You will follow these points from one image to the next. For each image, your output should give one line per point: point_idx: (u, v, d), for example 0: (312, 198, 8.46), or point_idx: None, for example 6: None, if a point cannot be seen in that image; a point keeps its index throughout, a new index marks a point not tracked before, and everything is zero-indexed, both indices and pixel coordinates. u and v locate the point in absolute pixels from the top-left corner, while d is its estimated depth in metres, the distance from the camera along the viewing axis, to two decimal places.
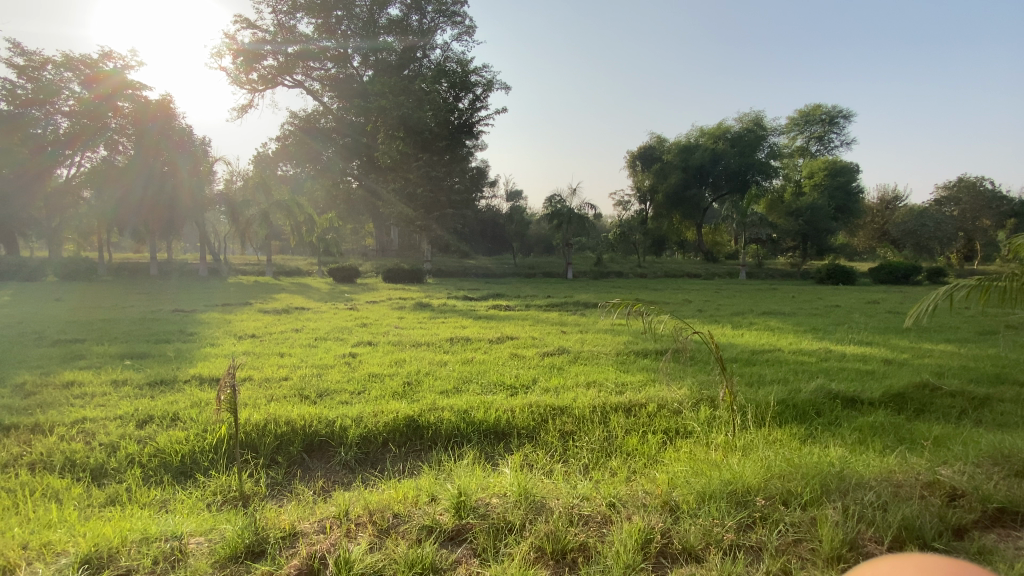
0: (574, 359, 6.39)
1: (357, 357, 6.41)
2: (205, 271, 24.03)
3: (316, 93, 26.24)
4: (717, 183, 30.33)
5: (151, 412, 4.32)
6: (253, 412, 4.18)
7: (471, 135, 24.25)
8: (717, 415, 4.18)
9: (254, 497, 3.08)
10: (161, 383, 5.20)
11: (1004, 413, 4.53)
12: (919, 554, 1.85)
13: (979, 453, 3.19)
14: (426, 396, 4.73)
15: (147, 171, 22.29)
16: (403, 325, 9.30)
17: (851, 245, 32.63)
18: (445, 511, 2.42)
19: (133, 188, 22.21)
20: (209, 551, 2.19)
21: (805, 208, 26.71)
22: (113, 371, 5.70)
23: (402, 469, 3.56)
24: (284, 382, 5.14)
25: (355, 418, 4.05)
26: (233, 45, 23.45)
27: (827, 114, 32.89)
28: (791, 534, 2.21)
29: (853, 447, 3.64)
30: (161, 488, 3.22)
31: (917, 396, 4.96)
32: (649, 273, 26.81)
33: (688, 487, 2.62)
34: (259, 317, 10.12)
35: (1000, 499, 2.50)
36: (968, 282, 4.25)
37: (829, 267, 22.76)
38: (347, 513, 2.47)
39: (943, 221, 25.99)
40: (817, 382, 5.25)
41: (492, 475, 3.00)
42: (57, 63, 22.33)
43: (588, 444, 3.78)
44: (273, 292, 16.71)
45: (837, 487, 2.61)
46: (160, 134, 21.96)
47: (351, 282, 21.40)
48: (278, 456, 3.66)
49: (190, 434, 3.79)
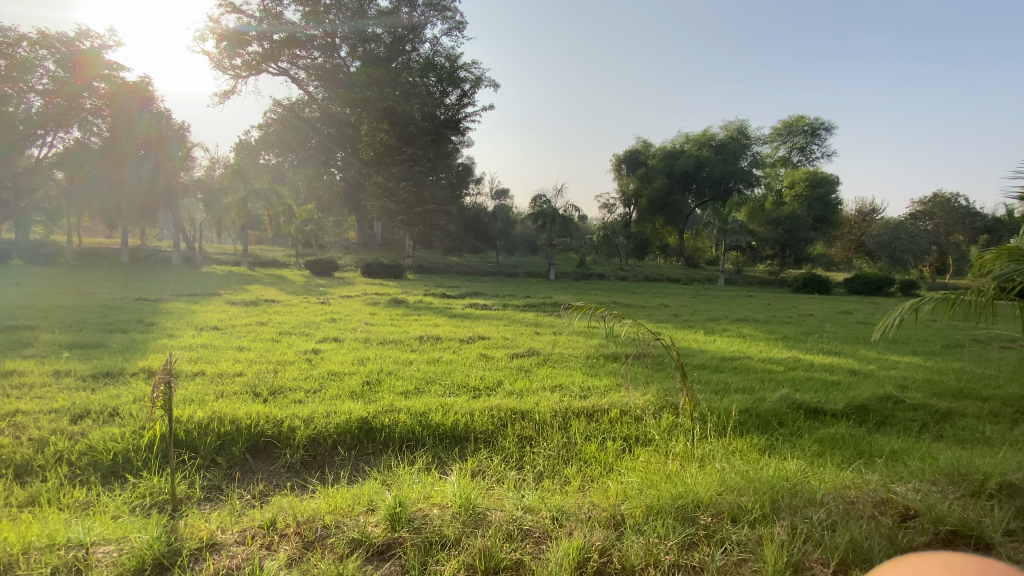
0: (543, 361, 6.29)
1: (319, 354, 6.21)
2: (179, 259, 23.41)
3: (302, 82, 25.73)
4: (700, 189, 30.66)
5: (89, 407, 4.07)
6: (198, 409, 3.97)
7: (457, 131, 24.01)
8: (678, 423, 4.11)
9: (186, 501, 2.88)
10: (107, 376, 4.94)
11: (964, 429, 4.56)
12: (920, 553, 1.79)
13: (937, 470, 3.16)
14: (385, 397, 4.57)
15: (137, 159, 21.93)
16: (374, 321, 9.10)
17: (829, 255, 33.23)
18: (379, 521, 2.28)
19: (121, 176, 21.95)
20: (114, 561, 2.02)
21: (784, 217, 27.19)
22: (58, 362, 5.39)
23: (349, 475, 3.40)
24: (237, 379, 4.93)
25: (306, 418, 3.88)
26: (218, 28, 22.88)
27: (809, 125, 33.38)
28: (736, 554, 2.13)
29: (812, 459, 3.61)
30: (87, 489, 3.00)
31: (879, 408, 4.97)
32: (631, 277, 26.89)
33: (637, 500, 2.53)
34: (225, 308, 9.81)
35: (953, 521, 2.44)
36: (933, 296, 4.24)
37: (806, 276, 23.12)
38: (274, 523, 2.32)
39: (917, 235, 26.60)
40: (782, 392, 5.22)
41: (436, 484, 2.87)
42: (32, 40, 21.25)
43: (545, 451, 3.67)
44: (247, 283, 16.34)
45: (788, 504, 2.54)
46: (151, 122, 21.38)
47: (329, 275, 21.02)
48: (218, 456, 3.47)
49: (127, 431, 3.56)
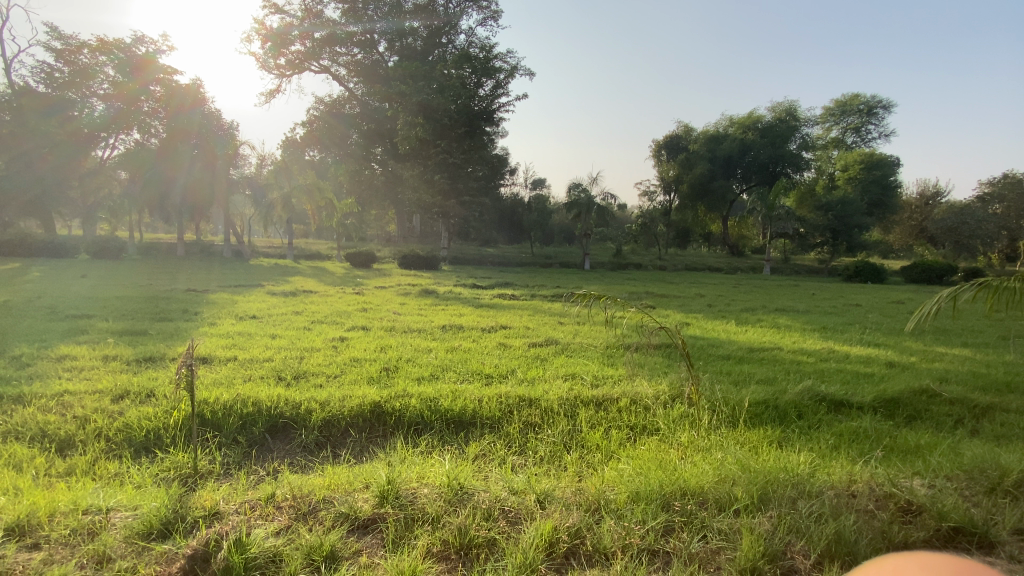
0: (561, 351, 6.30)
1: (345, 342, 6.47)
2: (229, 253, 24.64)
3: (342, 79, 26.31)
4: (745, 174, 29.42)
5: (128, 388, 4.41)
6: (223, 391, 4.24)
7: (492, 122, 24.04)
8: (688, 414, 4.05)
9: (205, 476, 3.11)
10: (149, 361, 5.34)
11: (1004, 424, 4.27)
12: (910, 549, 1.75)
13: (958, 466, 2.99)
14: (399, 383, 4.74)
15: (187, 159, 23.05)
16: (402, 311, 9.31)
17: (886, 242, 31.34)
18: (369, 498, 2.40)
19: (181, 176, 23.08)
20: (125, 525, 2.22)
21: (835, 203, 25.81)
22: (107, 347, 5.85)
23: (357, 456, 3.56)
24: (265, 363, 5.22)
25: (323, 401, 4.07)
26: (262, 29, 23.70)
27: (865, 104, 31.46)
28: (714, 543, 2.12)
29: (826, 452, 3.48)
30: (120, 462, 3.27)
31: (911, 402, 4.71)
32: (670, 266, 26.23)
33: (626, 486, 2.54)
34: (265, 299, 10.28)
35: (957, 517, 2.33)
36: (970, 285, 3.95)
37: (858, 265, 21.94)
38: (273, 496, 2.49)
39: (985, 219, 24.68)
40: (806, 383, 5.03)
41: (432, 465, 2.95)
42: (92, 47, 22.70)
43: (549, 437, 3.71)
44: (289, 275, 17.04)
45: (782, 494, 2.48)
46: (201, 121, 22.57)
47: (367, 267, 21.60)
48: (240, 435, 3.69)
49: (158, 411, 3.83)
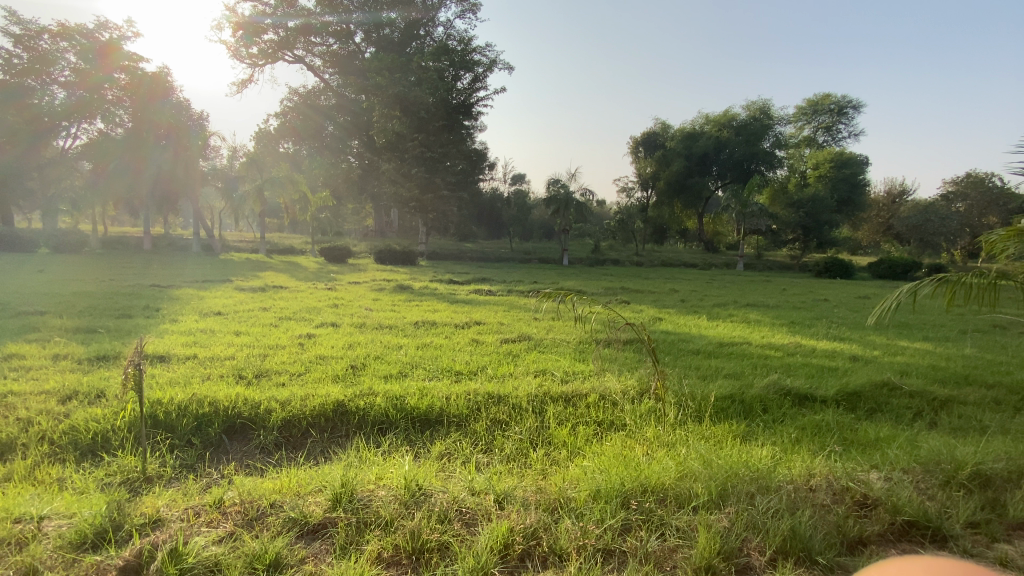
0: (533, 346, 6.28)
1: (313, 339, 6.31)
2: (198, 247, 23.99)
3: (317, 70, 25.77)
4: (721, 171, 29.84)
5: (77, 388, 4.21)
6: (179, 391, 4.08)
7: (470, 116, 23.84)
8: (655, 409, 4.05)
9: (155, 480, 2.97)
10: (104, 359, 5.12)
11: (961, 417, 4.39)
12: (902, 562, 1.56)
13: (914, 459, 3.04)
14: (365, 380, 4.63)
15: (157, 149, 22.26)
16: (375, 307, 9.16)
17: (855, 239, 32.19)
18: (322, 502, 2.31)
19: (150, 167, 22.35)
20: (58, 535, 2.10)
21: (806, 200, 26.39)
22: (59, 345, 5.59)
23: (318, 457, 3.46)
24: (225, 361, 5.05)
25: (284, 401, 3.94)
26: (234, 17, 23.00)
27: (835, 104, 32.13)
28: (671, 541, 2.10)
29: (790, 446, 3.52)
30: (64, 466, 3.11)
31: (873, 395, 4.81)
32: (647, 262, 26.51)
33: (588, 483, 2.51)
34: (233, 294, 10.00)
35: (911, 511, 2.36)
36: (930, 281, 4.00)
37: (828, 261, 22.50)
38: (221, 501, 2.38)
39: (949, 217, 25.55)
40: (772, 378, 5.09)
41: (392, 466, 2.86)
42: (54, 33, 21.69)
43: (516, 435, 3.66)
44: (261, 270, 16.67)
45: (742, 490, 2.48)
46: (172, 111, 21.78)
47: (342, 262, 21.26)
48: (194, 437, 3.55)
49: (108, 412, 3.66)
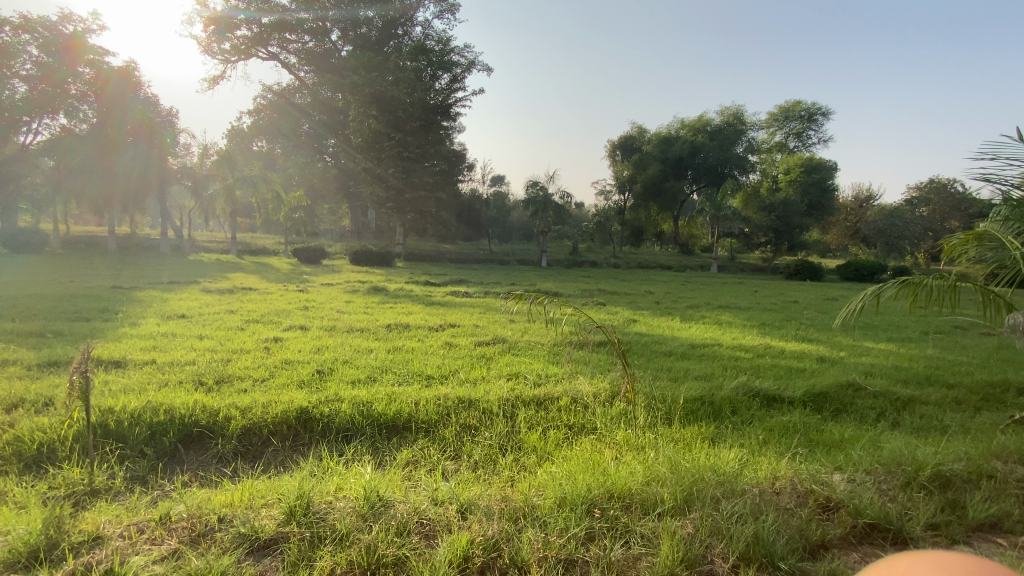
0: (506, 349, 6.22)
1: (280, 343, 6.13)
2: (167, 248, 23.29)
3: (292, 67, 25.32)
4: (695, 175, 30.35)
5: (23, 396, 3.99)
6: (133, 398, 3.89)
7: (448, 117, 23.74)
8: (626, 412, 4.04)
9: (102, 493, 2.81)
10: (54, 365, 4.87)
11: (923, 416, 4.50)
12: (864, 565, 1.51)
13: (876, 459, 3.08)
14: (332, 386, 4.51)
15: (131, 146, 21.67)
16: (348, 310, 8.98)
17: (824, 242, 33.15)
18: (276, 515, 2.21)
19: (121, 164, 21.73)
20: None
21: (778, 204, 27.06)
22: (8, 350, 5.30)
23: (279, 466, 3.34)
24: (185, 367, 4.86)
25: (245, 408, 3.80)
26: (206, 12, 22.42)
27: (806, 111, 33.00)
28: (636, 548, 2.08)
29: (758, 448, 3.54)
30: (4, 479, 2.93)
31: (839, 396, 4.89)
32: (624, 264, 26.78)
33: (555, 490, 2.47)
34: (199, 296, 9.67)
35: (872, 514, 2.39)
36: (893, 284, 4.07)
37: (799, 263, 23.11)
38: (169, 515, 2.26)
39: (912, 221, 26.54)
40: (741, 379, 5.14)
41: (353, 475, 2.77)
42: (14, 25, 20.61)
43: (486, 440, 3.60)
44: (232, 270, 16.24)
45: (708, 494, 2.47)
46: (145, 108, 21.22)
47: (317, 263, 20.92)
48: (147, 447, 3.39)
49: (55, 421, 3.46)
